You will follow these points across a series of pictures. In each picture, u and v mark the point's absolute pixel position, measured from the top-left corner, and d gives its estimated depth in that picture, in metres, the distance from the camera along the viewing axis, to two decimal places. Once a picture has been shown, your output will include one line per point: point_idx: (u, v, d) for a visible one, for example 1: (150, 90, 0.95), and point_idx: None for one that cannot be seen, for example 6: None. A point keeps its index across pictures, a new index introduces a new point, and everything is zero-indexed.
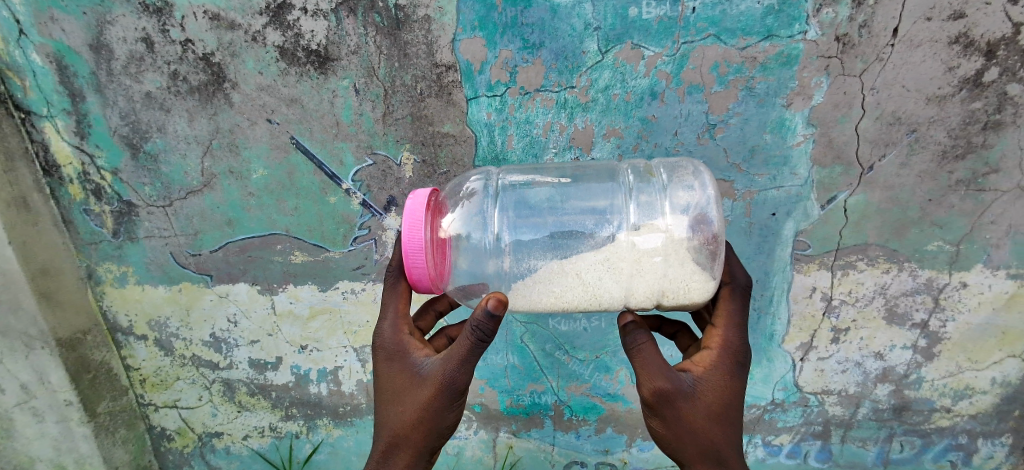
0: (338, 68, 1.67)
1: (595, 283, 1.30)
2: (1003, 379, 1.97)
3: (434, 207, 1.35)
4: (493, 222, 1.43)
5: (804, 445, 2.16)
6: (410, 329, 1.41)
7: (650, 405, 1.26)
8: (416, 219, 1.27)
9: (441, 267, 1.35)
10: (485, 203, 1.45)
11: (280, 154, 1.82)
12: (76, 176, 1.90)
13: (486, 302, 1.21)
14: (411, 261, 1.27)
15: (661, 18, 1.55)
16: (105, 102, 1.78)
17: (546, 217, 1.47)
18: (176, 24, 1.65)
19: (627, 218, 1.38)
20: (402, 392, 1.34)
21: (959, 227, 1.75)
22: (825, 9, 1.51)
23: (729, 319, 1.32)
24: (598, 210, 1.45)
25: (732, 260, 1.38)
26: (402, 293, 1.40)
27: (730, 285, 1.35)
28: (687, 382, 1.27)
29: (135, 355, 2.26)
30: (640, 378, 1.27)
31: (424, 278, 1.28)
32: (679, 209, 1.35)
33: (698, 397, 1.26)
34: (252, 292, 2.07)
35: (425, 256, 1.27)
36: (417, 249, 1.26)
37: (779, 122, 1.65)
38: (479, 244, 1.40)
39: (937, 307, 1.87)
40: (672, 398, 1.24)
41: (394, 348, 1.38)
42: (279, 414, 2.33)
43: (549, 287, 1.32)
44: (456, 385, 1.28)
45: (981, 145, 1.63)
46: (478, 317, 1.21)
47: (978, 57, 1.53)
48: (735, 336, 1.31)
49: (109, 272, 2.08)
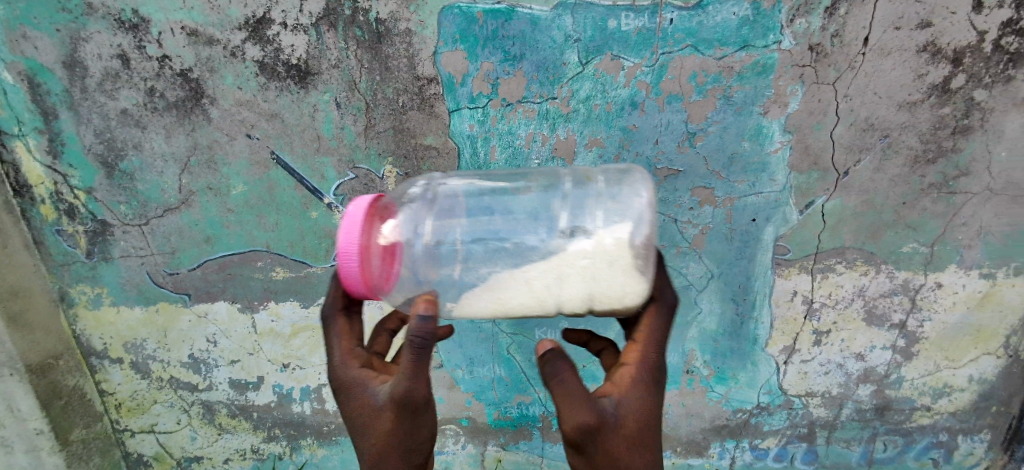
0: (318, 82, 1.66)
1: (538, 287, 1.20)
2: (980, 376, 2.02)
3: (380, 210, 1.24)
4: (431, 226, 1.33)
5: (790, 447, 2.19)
6: (364, 359, 1.27)
7: (576, 441, 1.09)
8: (354, 221, 1.14)
9: (386, 273, 1.20)
10: (426, 205, 1.37)
11: (259, 170, 1.79)
12: (48, 196, 1.84)
13: (423, 308, 1.10)
14: (343, 265, 1.13)
15: (639, 29, 1.57)
16: (78, 120, 1.74)
17: (500, 222, 1.38)
18: (153, 40, 1.62)
19: (569, 223, 1.28)
20: (368, 424, 1.16)
21: (933, 228, 1.80)
22: (799, 20, 1.55)
23: (647, 336, 1.19)
24: (546, 216, 1.35)
25: (660, 274, 1.22)
26: (344, 323, 1.29)
27: (657, 301, 1.21)
28: (610, 410, 1.11)
29: (110, 379, 2.18)
30: (561, 413, 1.10)
31: (360, 283, 1.15)
32: (617, 214, 1.22)
33: (620, 426, 1.10)
34: (232, 311, 2.03)
35: (363, 260, 1.14)
36: (352, 253, 1.12)
37: (756, 130, 1.68)
38: (441, 250, 1.33)
39: (914, 307, 1.91)
40: (595, 433, 1.08)
41: (347, 383, 1.22)
42: (262, 435, 2.27)
43: (491, 293, 1.23)
44: (415, 399, 1.12)
45: (950, 149, 1.69)
46: (416, 326, 1.09)
47: (944, 65, 1.58)
48: (653, 356, 1.17)
49: (83, 293, 2.02)
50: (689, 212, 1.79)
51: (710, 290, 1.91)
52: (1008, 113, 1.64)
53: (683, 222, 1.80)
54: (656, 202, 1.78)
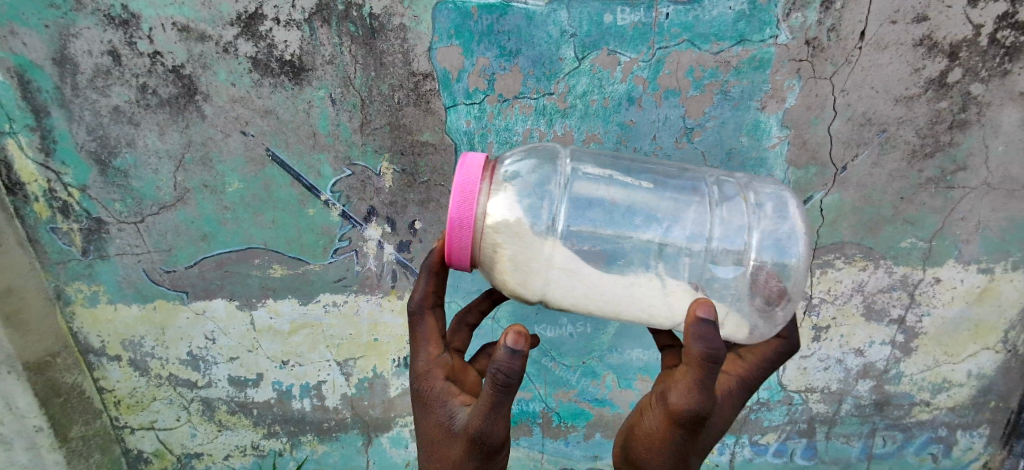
0: (313, 78, 1.65)
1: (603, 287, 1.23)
2: (979, 371, 2.01)
3: (490, 167, 1.20)
4: (555, 211, 1.23)
5: (790, 443, 2.18)
6: (448, 368, 1.30)
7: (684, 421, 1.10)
8: (467, 190, 1.13)
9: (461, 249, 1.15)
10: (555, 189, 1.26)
11: (255, 167, 1.78)
12: (42, 193, 1.84)
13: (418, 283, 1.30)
14: (450, 214, 1.13)
15: (635, 24, 1.56)
16: (71, 118, 1.73)
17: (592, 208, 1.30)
18: (144, 36, 1.62)
19: (671, 223, 1.30)
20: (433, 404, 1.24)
21: (931, 223, 1.79)
22: (795, 14, 1.54)
23: (702, 333, 1.01)
24: (673, 206, 1.33)
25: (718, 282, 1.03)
26: (433, 325, 1.31)
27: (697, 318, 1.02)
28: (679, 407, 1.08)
29: (108, 377, 2.18)
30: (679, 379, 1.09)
31: (461, 236, 1.13)
32: (729, 237, 1.25)
33: (676, 413, 1.09)
34: (229, 308, 2.03)
35: (466, 212, 1.13)
36: (464, 206, 1.13)
37: (753, 125, 1.67)
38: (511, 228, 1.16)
39: (912, 302, 1.91)
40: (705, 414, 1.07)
41: (418, 372, 1.28)
42: (261, 432, 2.27)
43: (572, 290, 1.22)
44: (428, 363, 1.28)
45: (948, 143, 1.68)
46: (501, 361, 1.03)
47: (942, 59, 1.57)
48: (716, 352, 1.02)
49: (79, 291, 2.01)
50: None
51: None
52: (1005, 107, 1.63)
53: None
54: None
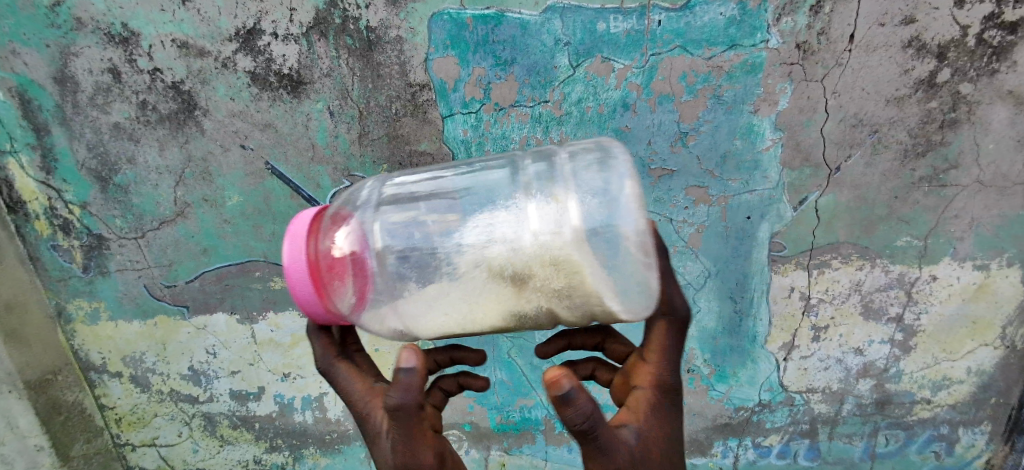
0: (311, 91, 1.67)
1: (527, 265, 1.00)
2: (978, 367, 2.02)
3: (329, 219, 1.06)
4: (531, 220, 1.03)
5: (793, 444, 2.19)
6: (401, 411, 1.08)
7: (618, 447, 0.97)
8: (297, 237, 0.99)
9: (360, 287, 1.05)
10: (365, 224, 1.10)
11: (254, 181, 1.80)
12: (42, 211, 1.85)
13: (405, 358, 0.93)
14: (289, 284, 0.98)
15: (628, 32, 1.59)
16: (71, 135, 1.74)
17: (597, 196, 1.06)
18: (144, 53, 1.63)
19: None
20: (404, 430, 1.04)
21: (925, 222, 1.81)
22: (785, 18, 1.56)
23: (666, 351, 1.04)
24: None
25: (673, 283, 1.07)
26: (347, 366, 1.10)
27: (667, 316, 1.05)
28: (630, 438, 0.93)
29: (109, 394, 2.18)
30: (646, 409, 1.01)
31: (315, 303, 0.99)
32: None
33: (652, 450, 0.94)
34: (231, 322, 2.03)
35: (317, 276, 0.99)
36: (302, 267, 0.97)
37: (747, 128, 1.69)
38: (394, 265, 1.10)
39: (910, 300, 1.92)
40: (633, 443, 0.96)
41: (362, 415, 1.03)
42: (264, 446, 2.27)
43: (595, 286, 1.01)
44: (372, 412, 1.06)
45: (939, 142, 1.70)
46: (399, 383, 0.91)
47: (930, 59, 1.60)
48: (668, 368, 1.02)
49: (80, 308, 2.02)
50: (684, 211, 1.80)
51: (707, 289, 1.92)
52: (995, 105, 1.65)
53: (678, 222, 1.81)
54: (651, 201, 1.79)
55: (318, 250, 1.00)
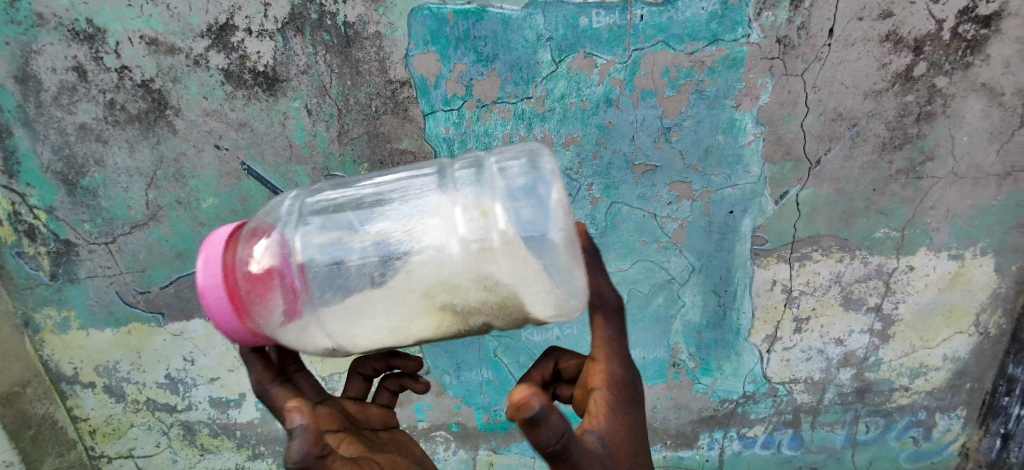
0: (288, 89, 1.63)
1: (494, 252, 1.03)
2: (954, 355, 2.07)
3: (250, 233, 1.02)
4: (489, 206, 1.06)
5: (777, 434, 2.22)
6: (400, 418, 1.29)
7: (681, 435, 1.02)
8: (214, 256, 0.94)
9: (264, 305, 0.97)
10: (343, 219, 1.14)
11: (230, 182, 1.74)
12: (6, 217, 1.77)
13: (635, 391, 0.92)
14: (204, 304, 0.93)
15: (611, 27, 1.58)
16: (35, 137, 1.67)
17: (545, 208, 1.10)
18: (111, 51, 1.57)
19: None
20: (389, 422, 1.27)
21: (903, 213, 1.84)
22: (765, 13, 1.57)
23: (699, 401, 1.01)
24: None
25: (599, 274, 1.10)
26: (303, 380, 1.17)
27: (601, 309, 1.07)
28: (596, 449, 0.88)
29: (82, 405, 2.10)
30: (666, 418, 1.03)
31: (235, 324, 0.94)
32: None
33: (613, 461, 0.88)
34: (209, 328, 1.97)
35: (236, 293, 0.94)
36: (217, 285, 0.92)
37: (729, 123, 1.70)
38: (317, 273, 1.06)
39: (889, 291, 1.96)
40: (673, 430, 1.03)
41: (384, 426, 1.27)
42: (245, 453, 2.21)
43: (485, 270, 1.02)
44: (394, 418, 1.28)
45: (916, 135, 1.73)
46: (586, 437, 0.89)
47: (907, 53, 1.62)
48: None
49: (49, 317, 1.94)
50: (667, 207, 1.80)
51: (692, 284, 1.93)
52: (969, 98, 1.68)
53: (662, 217, 1.81)
54: (635, 197, 1.79)
55: (235, 260, 0.96)
